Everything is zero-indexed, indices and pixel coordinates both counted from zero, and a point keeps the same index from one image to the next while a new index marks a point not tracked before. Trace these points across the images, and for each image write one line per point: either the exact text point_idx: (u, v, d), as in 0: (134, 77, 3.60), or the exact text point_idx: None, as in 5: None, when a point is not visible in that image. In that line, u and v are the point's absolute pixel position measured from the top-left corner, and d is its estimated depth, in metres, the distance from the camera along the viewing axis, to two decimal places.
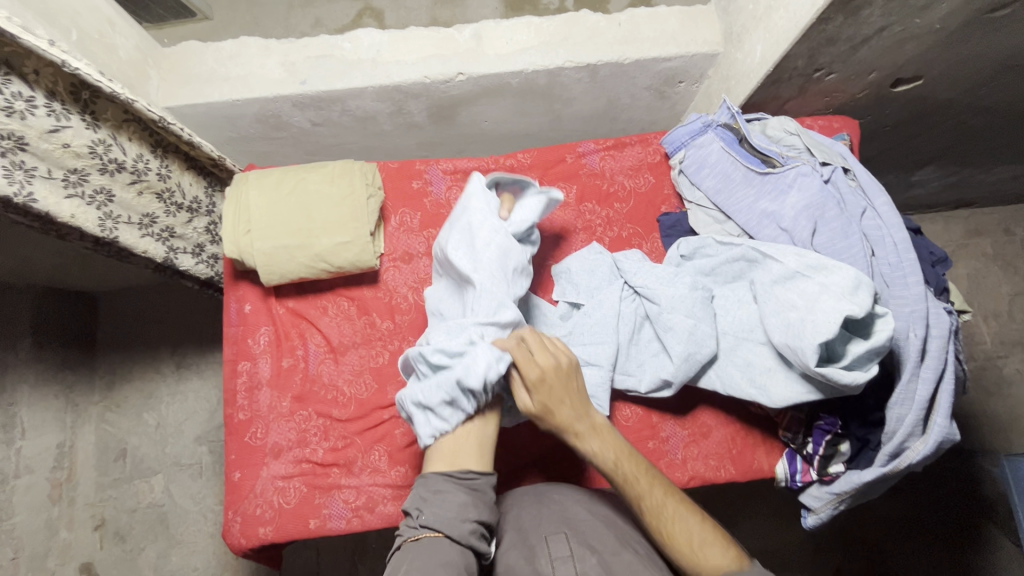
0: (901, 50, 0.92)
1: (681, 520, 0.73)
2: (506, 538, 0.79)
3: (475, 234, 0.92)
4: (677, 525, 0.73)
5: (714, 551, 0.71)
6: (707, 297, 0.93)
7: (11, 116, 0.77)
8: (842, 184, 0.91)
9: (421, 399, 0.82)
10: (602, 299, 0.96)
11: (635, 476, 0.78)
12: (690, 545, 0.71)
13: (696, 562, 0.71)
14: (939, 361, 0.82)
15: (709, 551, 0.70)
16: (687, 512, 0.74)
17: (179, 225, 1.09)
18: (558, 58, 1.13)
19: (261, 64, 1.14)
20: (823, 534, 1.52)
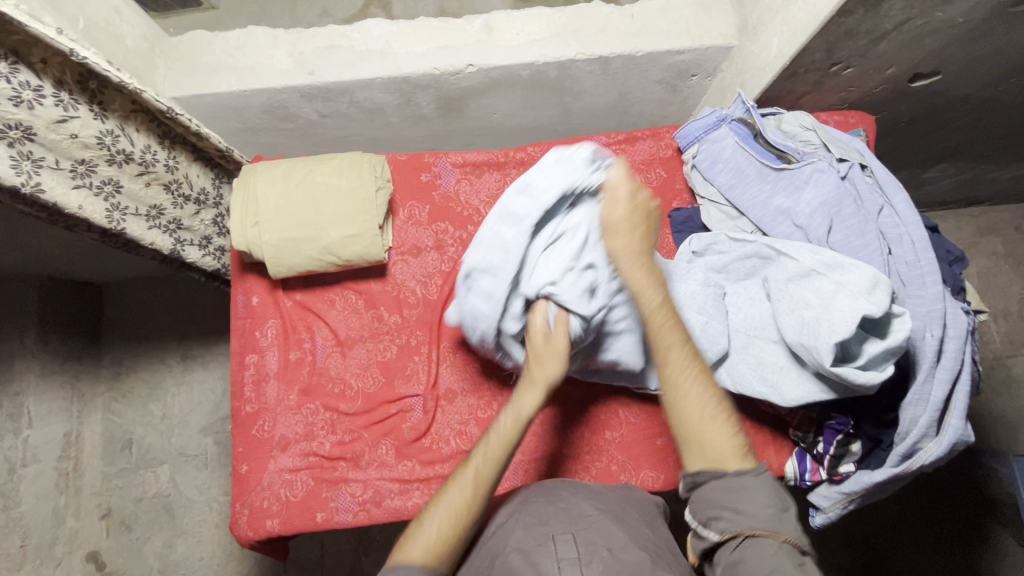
0: (921, 44, 0.90)
1: (695, 392, 0.77)
2: (516, 528, 0.78)
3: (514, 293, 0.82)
4: (688, 399, 0.77)
5: (720, 433, 0.76)
6: (718, 294, 0.92)
7: (20, 105, 0.76)
8: (859, 181, 0.90)
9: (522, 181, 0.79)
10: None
11: (667, 342, 0.77)
12: (701, 426, 0.76)
13: (699, 435, 0.76)
14: (956, 361, 0.81)
15: (714, 437, 0.75)
16: (706, 390, 0.77)
17: (186, 217, 1.08)
18: (570, 50, 1.11)
19: (269, 54, 1.13)
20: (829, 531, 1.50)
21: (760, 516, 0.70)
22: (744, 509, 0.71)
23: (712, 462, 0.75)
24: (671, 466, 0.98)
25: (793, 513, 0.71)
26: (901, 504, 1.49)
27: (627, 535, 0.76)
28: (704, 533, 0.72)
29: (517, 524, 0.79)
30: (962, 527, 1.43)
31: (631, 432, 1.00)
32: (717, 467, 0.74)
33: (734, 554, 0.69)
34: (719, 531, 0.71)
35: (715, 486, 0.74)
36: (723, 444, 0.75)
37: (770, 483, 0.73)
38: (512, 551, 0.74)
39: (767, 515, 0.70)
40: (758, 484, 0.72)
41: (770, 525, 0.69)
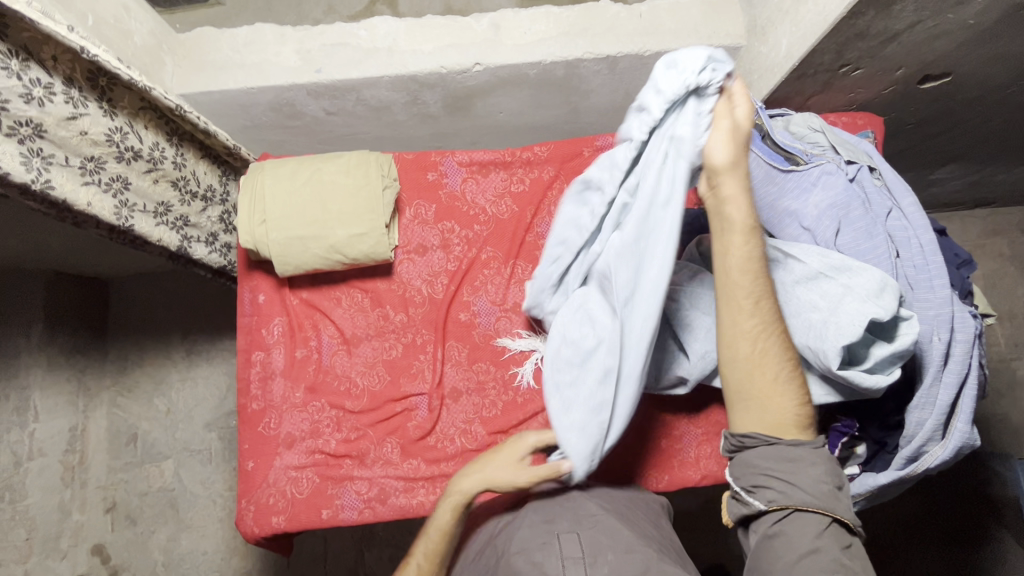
0: (932, 46, 0.89)
1: (771, 353, 0.73)
2: (527, 520, 0.79)
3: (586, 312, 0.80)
4: (767, 359, 0.73)
5: (787, 398, 0.74)
6: None
7: (30, 103, 0.76)
8: (867, 183, 0.90)
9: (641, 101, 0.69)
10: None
11: (754, 297, 0.71)
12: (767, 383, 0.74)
13: (768, 397, 0.74)
14: (963, 365, 0.81)
15: (781, 401, 0.74)
16: (782, 350, 0.74)
17: (193, 214, 1.09)
18: (578, 49, 1.10)
19: (276, 52, 1.13)
20: None
21: (814, 494, 0.71)
22: (798, 482, 0.72)
23: (772, 426, 0.74)
24: (674, 467, 0.97)
25: (845, 492, 0.74)
26: (905, 505, 1.48)
27: (632, 532, 0.76)
28: (746, 498, 0.75)
29: (523, 521, 0.79)
30: (963, 531, 1.44)
31: (635, 431, 0.99)
32: (776, 432, 0.74)
33: (773, 526, 0.72)
34: (764, 501, 0.73)
35: (766, 453, 0.74)
36: (785, 405, 0.74)
37: (827, 458, 0.74)
38: (518, 552, 0.74)
39: (822, 493, 0.71)
40: (810, 459, 0.73)
41: (825, 504, 0.71)
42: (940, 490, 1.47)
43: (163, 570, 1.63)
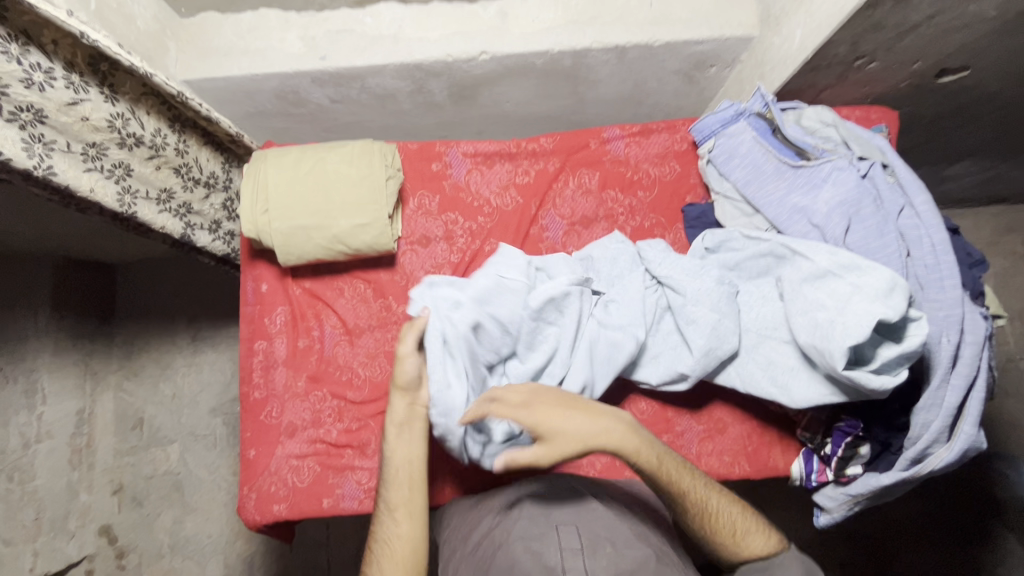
0: (951, 38, 0.87)
1: (731, 520, 0.81)
2: (528, 511, 0.80)
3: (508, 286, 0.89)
4: (724, 518, 0.81)
5: (755, 536, 0.81)
6: (732, 292, 0.91)
7: (31, 88, 0.75)
8: (881, 179, 0.87)
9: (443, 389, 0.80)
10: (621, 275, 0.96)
11: (701, 490, 0.81)
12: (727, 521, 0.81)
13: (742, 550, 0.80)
14: (972, 368, 0.80)
15: (753, 543, 0.80)
16: (730, 502, 0.82)
17: (196, 201, 1.08)
18: (586, 39, 1.08)
19: (280, 37, 1.12)
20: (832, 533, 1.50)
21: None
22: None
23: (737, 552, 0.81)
24: None
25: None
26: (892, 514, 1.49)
27: (630, 528, 0.77)
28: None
29: (523, 513, 0.80)
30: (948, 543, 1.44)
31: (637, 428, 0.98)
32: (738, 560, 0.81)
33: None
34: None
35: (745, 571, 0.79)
36: (759, 547, 0.81)
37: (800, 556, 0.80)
38: (516, 542, 0.74)
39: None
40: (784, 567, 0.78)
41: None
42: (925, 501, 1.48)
43: (169, 552, 1.66)
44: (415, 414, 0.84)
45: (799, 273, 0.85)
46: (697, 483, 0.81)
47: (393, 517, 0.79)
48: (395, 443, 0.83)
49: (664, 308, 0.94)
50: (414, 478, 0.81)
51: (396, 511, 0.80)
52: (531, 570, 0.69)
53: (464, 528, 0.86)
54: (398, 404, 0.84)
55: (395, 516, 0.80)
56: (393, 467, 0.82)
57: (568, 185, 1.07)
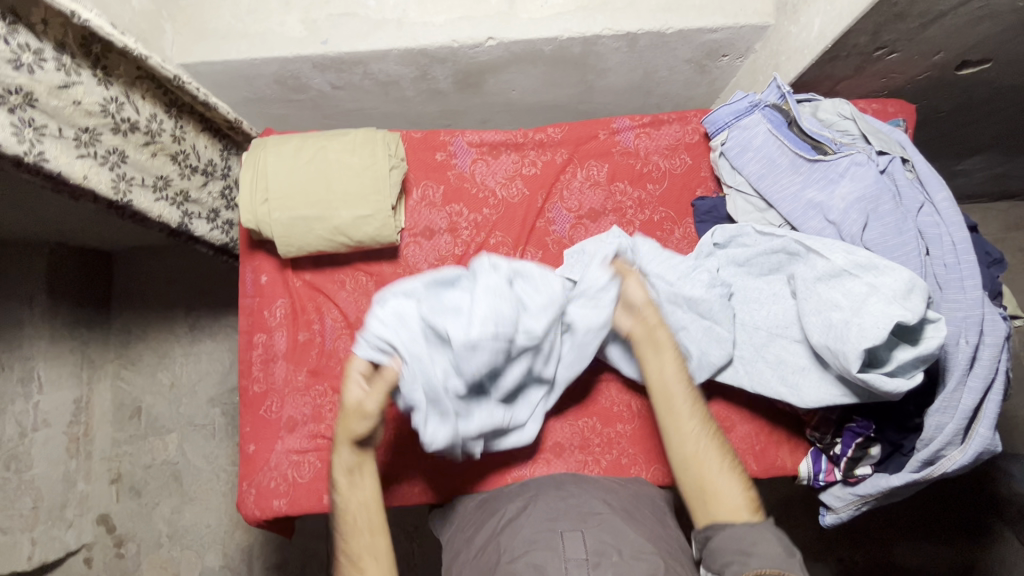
0: (975, 29, 0.84)
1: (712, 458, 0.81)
2: (528, 520, 0.78)
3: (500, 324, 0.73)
4: (705, 460, 0.81)
5: (728, 485, 0.80)
6: (724, 295, 0.89)
7: (20, 69, 0.72)
8: (899, 175, 0.86)
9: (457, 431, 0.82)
10: (592, 265, 0.87)
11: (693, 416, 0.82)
12: (709, 475, 0.80)
13: (710, 494, 0.80)
14: (990, 370, 0.78)
15: (722, 492, 0.80)
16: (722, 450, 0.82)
17: (194, 189, 1.06)
18: (596, 26, 1.05)
19: (280, 20, 1.08)
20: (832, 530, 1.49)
21: (769, 556, 0.73)
22: (753, 551, 0.74)
23: (728, 514, 0.79)
24: None
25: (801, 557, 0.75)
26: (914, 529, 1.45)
27: (639, 535, 0.75)
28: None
29: (526, 521, 0.77)
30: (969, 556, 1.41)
31: (642, 426, 0.97)
32: (729, 518, 0.78)
33: None
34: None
35: (722, 535, 0.77)
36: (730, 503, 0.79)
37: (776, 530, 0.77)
38: (520, 555, 0.73)
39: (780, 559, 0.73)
40: (768, 541, 0.75)
41: (779, 564, 0.72)
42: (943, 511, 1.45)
43: (168, 541, 1.64)
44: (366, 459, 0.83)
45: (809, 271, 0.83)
46: (693, 406, 0.83)
47: (359, 569, 0.77)
48: (348, 490, 0.81)
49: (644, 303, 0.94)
50: (372, 526, 0.80)
51: (360, 560, 0.78)
52: None
53: (468, 532, 0.85)
54: (343, 459, 0.82)
55: (360, 551, 0.78)
56: (347, 516, 0.80)
57: (576, 177, 1.05)
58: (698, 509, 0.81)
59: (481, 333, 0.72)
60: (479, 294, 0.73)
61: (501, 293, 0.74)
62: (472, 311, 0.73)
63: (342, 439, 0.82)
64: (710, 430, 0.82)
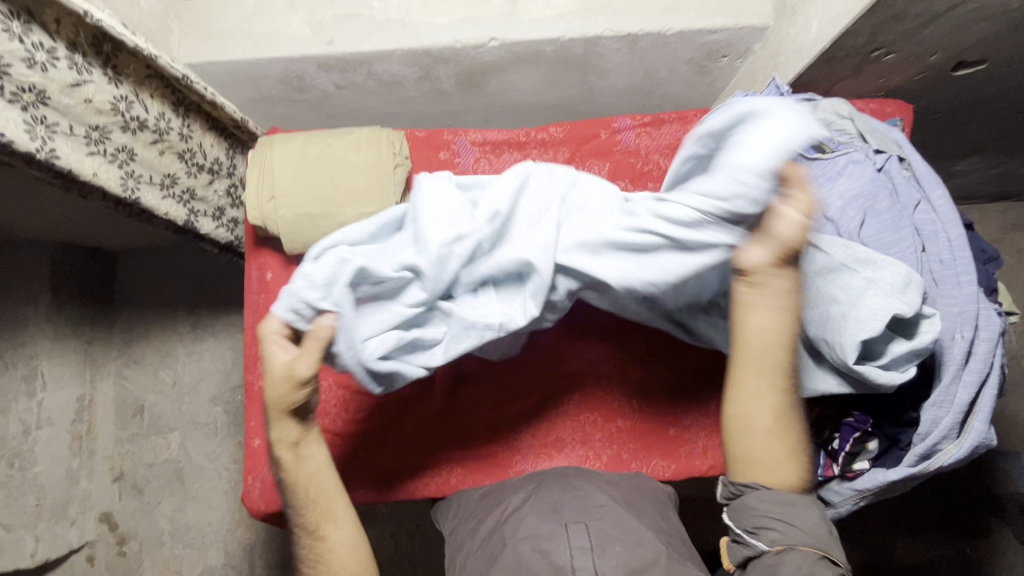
0: (971, 30, 0.85)
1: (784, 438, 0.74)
2: (541, 503, 0.80)
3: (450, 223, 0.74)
4: (778, 440, 0.73)
5: (787, 470, 0.74)
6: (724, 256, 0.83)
7: (33, 68, 0.73)
8: (896, 173, 0.87)
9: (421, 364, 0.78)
10: (755, 147, 0.64)
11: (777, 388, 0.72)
12: (772, 454, 0.74)
13: (768, 473, 0.74)
14: (984, 364, 0.79)
15: (781, 473, 0.74)
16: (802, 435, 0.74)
17: (200, 187, 1.07)
18: (597, 26, 1.07)
19: (286, 21, 1.09)
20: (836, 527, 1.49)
21: (810, 531, 0.70)
22: (797, 524, 0.71)
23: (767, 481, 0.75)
24: (682, 457, 0.97)
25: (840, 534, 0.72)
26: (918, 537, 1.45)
27: (642, 525, 0.76)
28: (750, 540, 0.73)
29: (530, 511, 0.79)
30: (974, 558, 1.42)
31: (644, 421, 0.98)
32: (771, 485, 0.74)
33: (774, 560, 0.70)
34: (767, 542, 0.71)
35: (760, 496, 0.74)
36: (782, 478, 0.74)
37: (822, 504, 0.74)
38: (524, 540, 0.74)
39: (822, 535, 0.70)
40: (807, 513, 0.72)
41: (822, 544, 0.70)
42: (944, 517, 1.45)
43: (170, 539, 1.65)
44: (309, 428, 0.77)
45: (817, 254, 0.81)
46: (780, 379, 0.72)
47: (319, 537, 0.75)
48: (297, 465, 0.76)
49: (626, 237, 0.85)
50: (327, 491, 0.76)
51: (318, 527, 0.76)
52: (543, 571, 0.69)
53: (470, 524, 0.86)
54: (284, 426, 0.75)
55: (329, 524, 0.76)
56: (300, 489, 0.76)
57: None
58: (739, 470, 0.76)
59: (438, 249, 0.72)
60: (428, 203, 0.75)
61: (452, 199, 0.76)
62: (420, 232, 0.74)
63: (275, 409, 0.73)
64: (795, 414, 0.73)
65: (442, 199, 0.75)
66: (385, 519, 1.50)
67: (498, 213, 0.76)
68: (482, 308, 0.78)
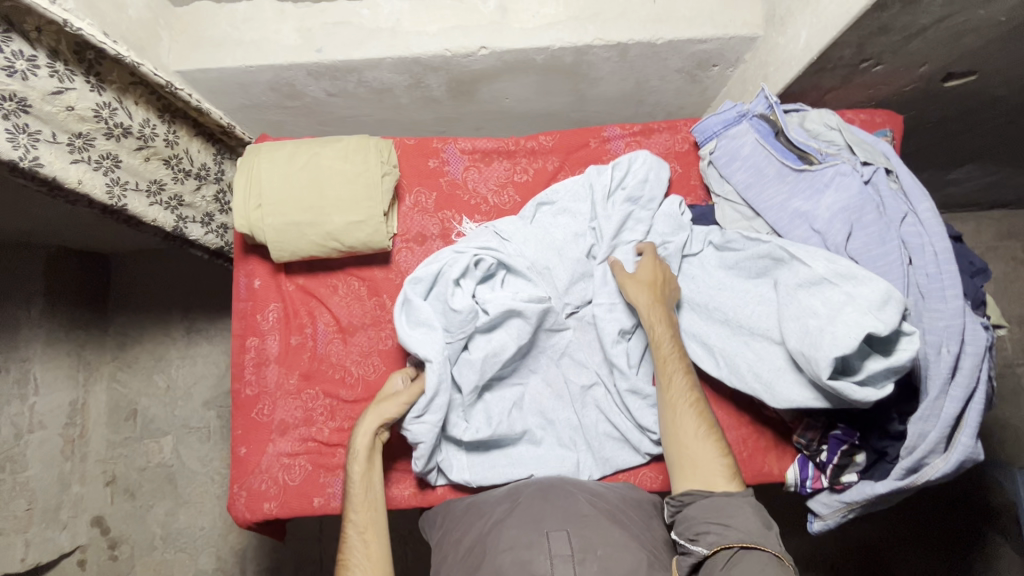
0: (958, 43, 0.86)
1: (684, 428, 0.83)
2: (522, 509, 0.80)
3: (457, 313, 0.89)
4: (682, 427, 0.83)
5: (708, 451, 0.82)
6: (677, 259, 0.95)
7: (12, 76, 0.73)
8: (883, 186, 0.87)
9: (442, 465, 0.92)
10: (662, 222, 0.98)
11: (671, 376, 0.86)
12: (686, 446, 0.83)
13: (684, 456, 0.83)
14: (971, 379, 0.79)
15: (696, 454, 0.82)
16: (701, 419, 0.83)
17: (188, 193, 1.07)
18: (587, 35, 1.07)
19: (276, 29, 1.09)
20: (838, 548, 1.46)
21: (747, 530, 0.75)
22: (732, 524, 0.76)
23: (702, 480, 0.81)
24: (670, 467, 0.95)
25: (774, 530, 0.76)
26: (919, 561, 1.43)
27: (624, 533, 0.77)
28: (692, 548, 0.78)
29: (516, 519, 0.79)
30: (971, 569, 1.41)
31: None
32: (706, 484, 0.81)
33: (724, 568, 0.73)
34: (707, 547, 0.76)
35: (700, 505, 0.79)
36: (710, 452, 0.82)
37: (750, 502, 0.78)
38: (506, 550, 0.74)
39: (753, 530, 0.75)
40: (742, 515, 0.76)
41: (757, 538, 0.74)
42: (937, 535, 1.44)
43: (162, 544, 1.64)
44: (379, 445, 0.89)
45: (713, 246, 0.96)
46: (676, 377, 0.86)
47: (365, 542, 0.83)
48: (363, 474, 0.86)
49: (587, 238, 0.98)
50: (375, 502, 0.86)
51: (365, 532, 0.84)
52: None
53: (456, 532, 0.84)
54: (368, 427, 0.88)
55: (364, 535, 0.84)
56: (356, 492, 0.86)
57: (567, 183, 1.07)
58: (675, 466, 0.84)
59: (455, 339, 0.90)
60: (458, 300, 0.90)
61: (481, 293, 0.93)
62: (446, 328, 0.90)
63: (376, 422, 0.88)
64: (689, 399, 0.84)
65: (460, 300, 0.90)
66: None
67: (507, 311, 0.90)
68: (479, 416, 0.92)
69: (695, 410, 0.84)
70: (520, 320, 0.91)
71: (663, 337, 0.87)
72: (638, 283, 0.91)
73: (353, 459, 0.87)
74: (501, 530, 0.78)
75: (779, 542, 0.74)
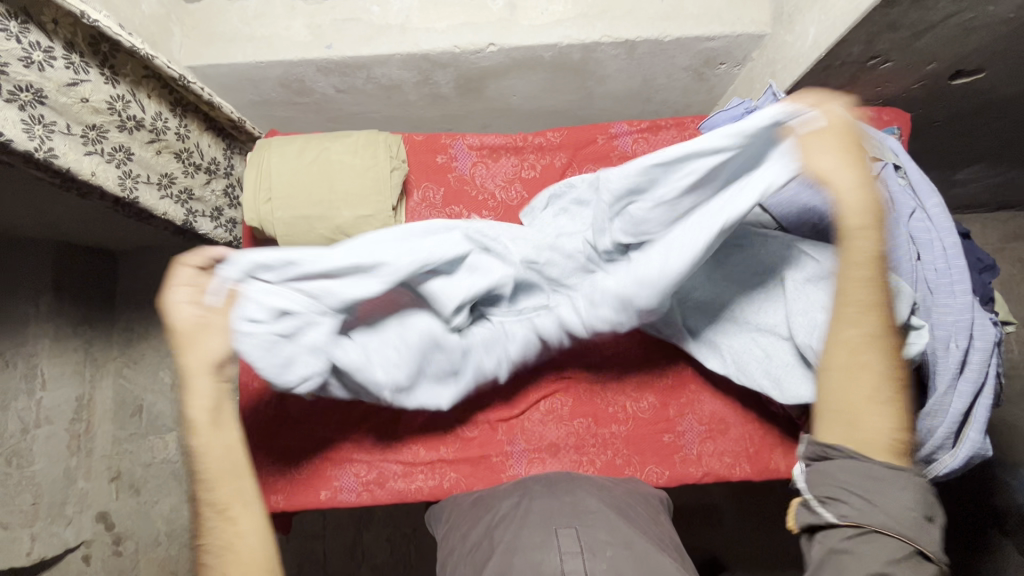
0: (967, 40, 0.86)
1: (862, 374, 0.66)
2: (532, 505, 0.81)
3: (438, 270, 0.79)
4: (861, 374, 0.66)
5: (880, 415, 0.66)
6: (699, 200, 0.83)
7: (30, 67, 0.74)
8: (892, 181, 0.86)
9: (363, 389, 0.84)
10: None
11: (861, 305, 0.66)
12: (860, 401, 0.66)
13: (852, 415, 0.67)
14: (980, 374, 0.79)
15: (872, 419, 0.66)
16: (886, 367, 0.66)
17: (198, 187, 1.08)
18: (595, 32, 1.07)
19: (286, 25, 1.10)
20: None
21: (898, 517, 0.63)
22: (878, 502, 0.64)
23: (857, 444, 0.67)
24: (675, 464, 0.96)
25: (934, 523, 0.64)
26: None
27: (633, 527, 0.77)
28: (817, 510, 0.67)
29: (526, 514, 0.79)
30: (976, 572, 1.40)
31: (637, 425, 0.97)
32: (862, 451, 0.66)
33: (846, 543, 0.64)
34: (836, 516, 0.66)
35: (845, 467, 0.66)
36: (879, 421, 0.66)
37: (918, 486, 0.65)
38: (515, 546, 0.73)
39: (905, 519, 0.63)
40: (896, 495, 0.64)
41: (907, 530, 0.63)
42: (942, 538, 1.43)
43: (167, 539, 1.65)
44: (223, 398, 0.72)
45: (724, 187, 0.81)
46: (871, 309, 0.66)
47: (230, 520, 0.69)
48: (207, 441, 0.70)
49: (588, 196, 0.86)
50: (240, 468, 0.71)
51: (229, 510, 0.69)
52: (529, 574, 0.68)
53: (463, 528, 0.85)
54: (199, 384, 0.70)
55: (221, 517, 0.69)
56: (208, 466, 0.70)
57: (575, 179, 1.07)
58: (822, 416, 0.70)
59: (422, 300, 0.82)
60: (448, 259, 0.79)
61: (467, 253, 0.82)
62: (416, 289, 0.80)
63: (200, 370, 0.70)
64: (881, 339, 0.66)
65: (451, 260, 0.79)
66: (382, 522, 1.50)
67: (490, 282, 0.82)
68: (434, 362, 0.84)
69: (884, 357, 0.66)
70: (480, 254, 0.83)
71: (865, 249, 0.65)
72: (841, 165, 0.65)
73: (188, 430, 0.69)
74: (513, 525, 0.77)
75: (933, 533, 0.64)
